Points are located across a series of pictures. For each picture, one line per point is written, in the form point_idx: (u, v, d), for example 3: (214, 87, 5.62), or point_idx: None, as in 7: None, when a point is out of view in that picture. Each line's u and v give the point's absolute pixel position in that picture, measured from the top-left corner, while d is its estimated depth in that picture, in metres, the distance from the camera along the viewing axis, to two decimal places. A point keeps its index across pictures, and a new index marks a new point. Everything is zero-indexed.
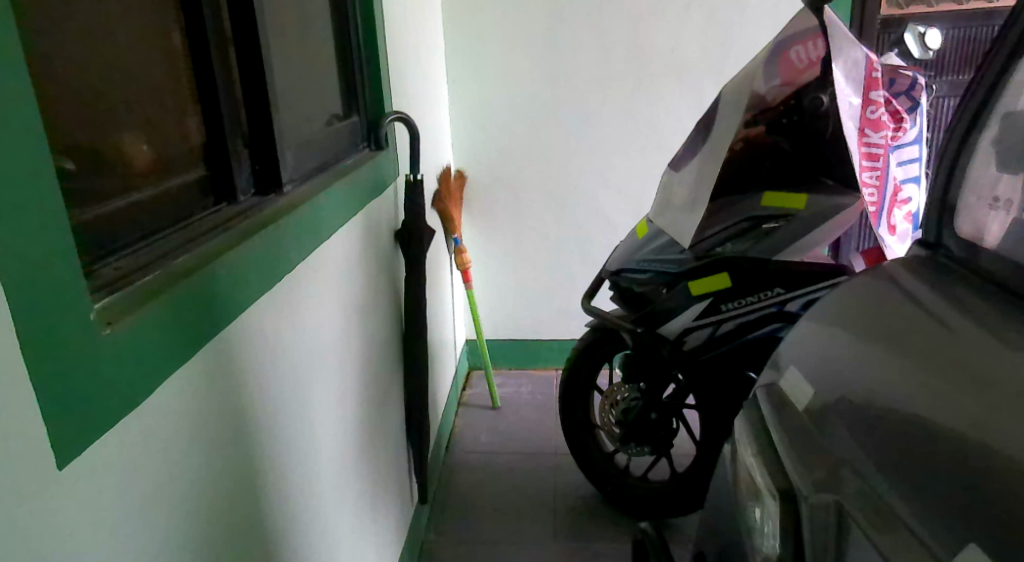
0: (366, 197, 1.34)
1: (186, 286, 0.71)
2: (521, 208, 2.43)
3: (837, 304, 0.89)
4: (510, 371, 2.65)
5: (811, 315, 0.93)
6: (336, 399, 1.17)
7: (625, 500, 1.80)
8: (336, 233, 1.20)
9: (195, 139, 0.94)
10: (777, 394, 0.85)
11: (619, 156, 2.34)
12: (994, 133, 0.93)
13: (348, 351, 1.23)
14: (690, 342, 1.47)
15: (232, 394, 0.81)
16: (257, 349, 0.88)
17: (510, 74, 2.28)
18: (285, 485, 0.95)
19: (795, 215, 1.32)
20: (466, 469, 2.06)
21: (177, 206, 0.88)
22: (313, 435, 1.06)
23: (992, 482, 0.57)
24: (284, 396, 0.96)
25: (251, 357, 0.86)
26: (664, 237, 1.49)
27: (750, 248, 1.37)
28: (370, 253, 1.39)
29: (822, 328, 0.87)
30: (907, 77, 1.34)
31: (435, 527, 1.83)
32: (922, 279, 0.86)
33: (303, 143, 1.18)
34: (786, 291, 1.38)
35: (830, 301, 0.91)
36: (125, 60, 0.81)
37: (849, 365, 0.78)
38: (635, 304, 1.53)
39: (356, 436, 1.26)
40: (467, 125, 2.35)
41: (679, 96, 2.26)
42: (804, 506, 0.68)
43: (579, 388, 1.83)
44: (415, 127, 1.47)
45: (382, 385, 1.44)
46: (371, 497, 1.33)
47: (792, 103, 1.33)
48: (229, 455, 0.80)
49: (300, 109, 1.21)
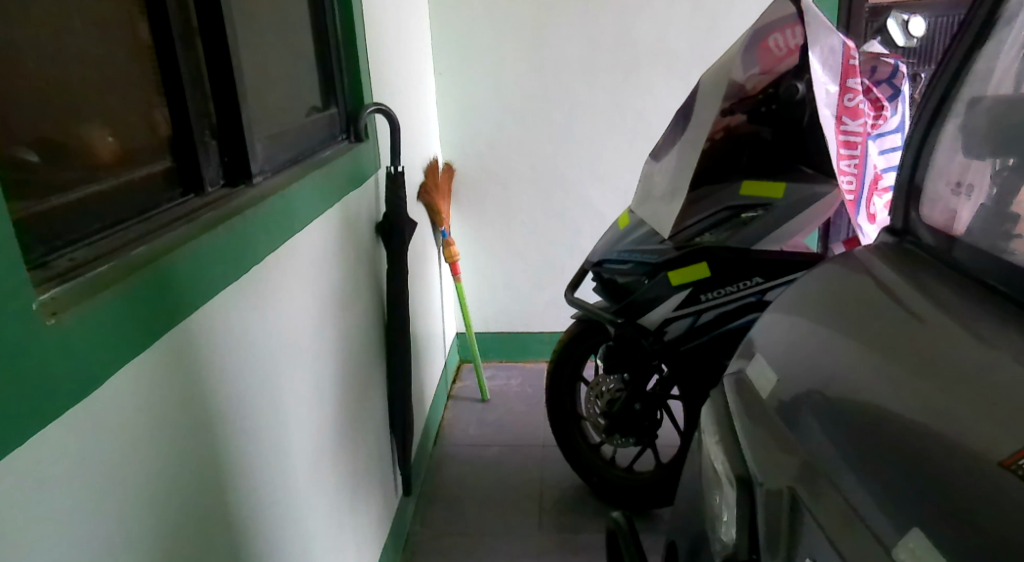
0: (343, 188, 1.34)
1: (142, 276, 0.70)
2: (509, 201, 2.43)
3: (808, 292, 0.88)
4: (500, 364, 2.65)
5: (781, 300, 0.93)
6: (311, 392, 1.16)
7: (611, 490, 1.81)
8: (310, 226, 1.19)
9: (162, 132, 0.93)
10: (743, 383, 0.84)
11: (608, 147, 2.34)
12: (960, 121, 0.93)
13: (324, 344, 1.23)
14: (670, 332, 1.45)
15: (198, 386, 0.82)
16: (222, 339, 0.88)
17: (498, 66, 2.27)
18: (257, 480, 0.96)
19: (774, 205, 1.32)
20: (453, 462, 2.06)
21: (141, 197, 0.88)
22: (287, 430, 1.06)
23: (948, 474, 0.56)
24: (256, 391, 0.96)
25: (216, 350, 0.86)
26: (646, 228, 1.48)
27: (730, 237, 1.35)
28: (348, 245, 1.39)
29: (787, 316, 0.87)
30: (889, 66, 1.37)
31: (420, 519, 1.83)
32: (893, 268, 0.86)
33: (275, 135, 1.17)
34: (765, 281, 1.36)
35: (801, 290, 0.90)
36: (85, 53, 0.80)
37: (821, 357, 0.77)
38: (617, 295, 1.52)
39: (334, 429, 1.27)
40: (455, 118, 2.35)
41: (666, 88, 2.25)
42: (759, 492, 0.68)
43: (565, 379, 1.84)
44: (395, 119, 1.48)
45: (363, 375, 1.45)
46: (350, 489, 1.34)
47: (771, 93, 1.31)
48: (196, 452, 0.81)
49: (272, 101, 1.20)
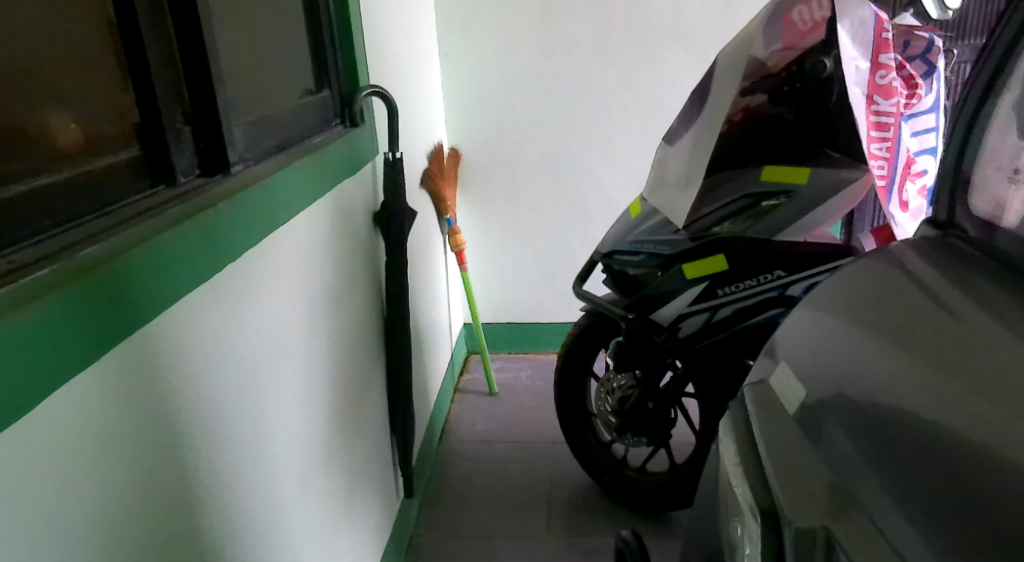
0: (336, 175, 1.25)
1: (87, 280, 0.63)
2: (517, 187, 2.34)
3: (843, 292, 0.78)
4: (508, 355, 2.58)
5: (809, 301, 0.83)
6: (301, 395, 1.09)
7: (623, 491, 1.74)
8: (297, 217, 1.11)
9: (126, 116, 0.84)
10: (765, 395, 0.75)
11: (621, 130, 2.24)
12: (1013, 97, 0.83)
13: (315, 343, 1.16)
14: (685, 329, 1.35)
15: (158, 398, 0.74)
16: (189, 344, 0.80)
17: (506, 47, 2.18)
18: (236, 497, 0.89)
19: (797, 192, 1.21)
20: (460, 459, 1.99)
21: (104, 190, 0.79)
22: (273, 438, 0.99)
23: (1016, 516, 0.47)
24: (233, 400, 0.89)
25: (181, 358, 0.79)
26: (658, 217, 1.38)
27: (748, 228, 1.24)
28: (343, 237, 1.31)
29: (814, 316, 0.78)
30: (923, 40, 1.29)
31: (424, 520, 1.76)
32: (933, 264, 0.76)
33: (258, 120, 1.08)
34: (788, 274, 1.25)
35: (837, 290, 0.80)
36: (31, 29, 0.71)
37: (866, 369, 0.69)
38: (629, 288, 1.43)
39: (328, 433, 1.20)
40: (462, 102, 2.25)
41: (682, 68, 2.15)
42: (788, 531, 0.58)
43: (574, 374, 1.79)
44: (393, 103, 1.39)
45: (361, 374, 1.38)
46: (347, 495, 1.27)
47: (794, 69, 1.20)
48: (156, 471, 0.74)
49: (255, 83, 1.11)
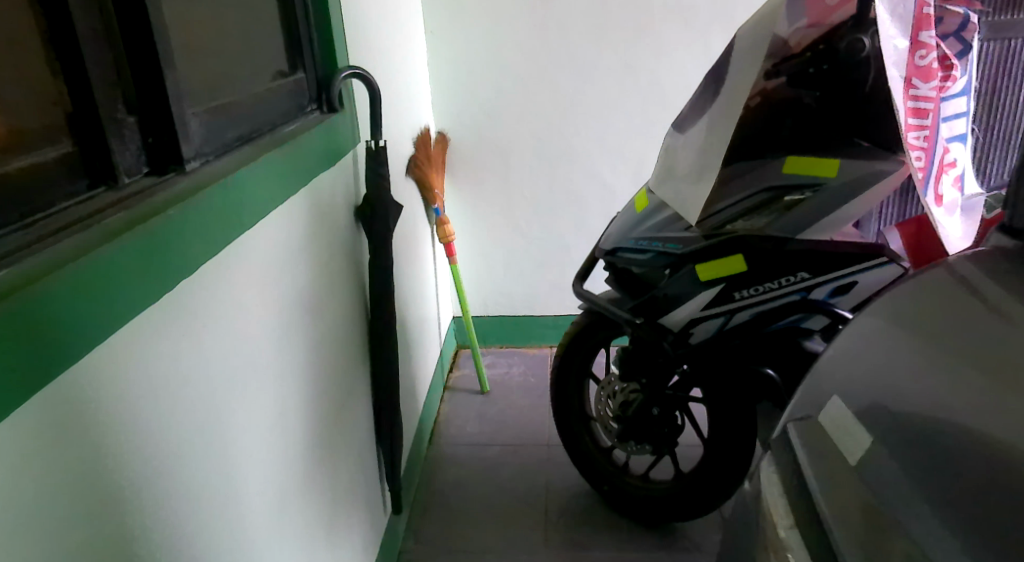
0: (312, 168, 1.12)
1: None
2: (509, 174, 2.21)
3: (904, 321, 0.69)
4: (500, 350, 2.47)
5: (862, 324, 0.74)
6: (273, 419, 0.98)
7: (623, 501, 1.64)
8: (268, 218, 0.98)
9: (52, 108, 0.70)
10: (816, 436, 0.68)
11: (619, 114, 2.11)
12: None
13: (290, 358, 1.04)
14: (697, 335, 1.25)
15: (85, 453, 0.63)
16: (128, 381, 0.68)
17: (496, 24, 2.04)
18: (191, 552, 0.78)
19: (826, 185, 1.09)
20: (450, 465, 1.88)
21: (24, 196, 0.66)
22: (239, 476, 0.88)
23: None
24: (187, 441, 0.77)
25: (117, 402, 0.67)
26: (667, 212, 1.26)
27: (769, 224, 1.13)
28: (320, 237, 1.18)
29: (882, 331, 0.70)
30: (958, 15, 1.17)
31: (413, 534, 1.65)
32: (1013, 284, 0.65)
33: (217, 108, 0.95)
34: (812, 276, 1.14)
35: (900, 317, 0.70)
36: None
37: (948, 419, 0.58)
38: (635, 289, 1.33)
39: (306, 457, 1.08)
40: (449, 83, 2.11)
41: (684, 48, 2.02)
42: None
43: (572, 375, 1.68)
44: (375, 85, 1.27)
45: (343, 385, 1.26)
46: (328, 521, 1.16)
47: (823, 47, 1.09)
48: (82, 538, 0.62)
49: (215, 66, 0.98)
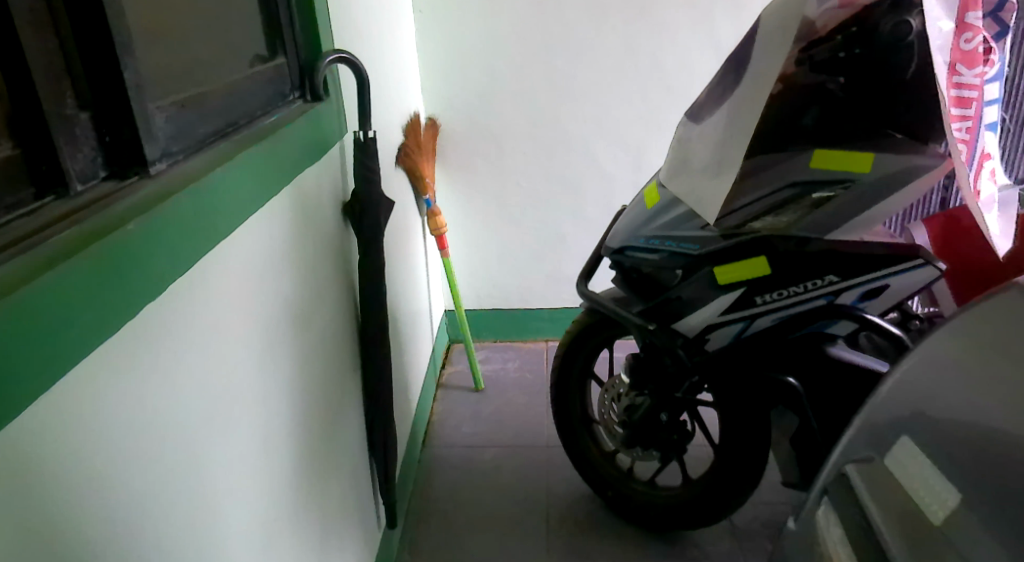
0: (297, 164, 1.02)
1: None
2: (503, 162, 2.11)
3: (977, 350, 0.60)
4: (494, 344, 2.38)
5: (926, 350, 0.66)
6: (256, 444, 0.88)
7: (627, 509, 1.56)
8: (248, 224, 0.88)
9: None
10: (883, 482, 0.61)
11: (618, 98, 2.01)
12: None
13: (274, 375, 0.94)
14: (714, 341, 1.18)
15: (29, 517, 0.54)
16: (77, 424, 0.58)
17: (489, 3, 1.92)
18: None
19: (857, 182, 1.01)
20: (445, 468, 1.80)
21: None
22: (217, 514, 0.79)
23: None
24: (155, 487, 0.68)
25: (69, 454, 0.57)
26: (681, 208, 1.16)
27: (794, 223, 1.05)
28: (306, 239, 1.08)
29: (954, 360, 0.62)
30: None
31: (407, 545, 1.57)
32: None
33: (186, 100, 0.84)
34: (841, 280, 1.06)
35: (972, 345, 0.61)
36: None
37: None
38: (645, 291, 1.24)
39: (294, 481, 0.99)
40: (439, 65, 2.00)
41: (686, 27, 1.92)
42: None
43: (574, 377, 1.59)
44: (363, 71, 1.17)
45: (332, 396, 1.16)
46: (318, 546, 1.07)
47: (855, 31, 1.00)
48: None
49: (183, 52, 0.87)
